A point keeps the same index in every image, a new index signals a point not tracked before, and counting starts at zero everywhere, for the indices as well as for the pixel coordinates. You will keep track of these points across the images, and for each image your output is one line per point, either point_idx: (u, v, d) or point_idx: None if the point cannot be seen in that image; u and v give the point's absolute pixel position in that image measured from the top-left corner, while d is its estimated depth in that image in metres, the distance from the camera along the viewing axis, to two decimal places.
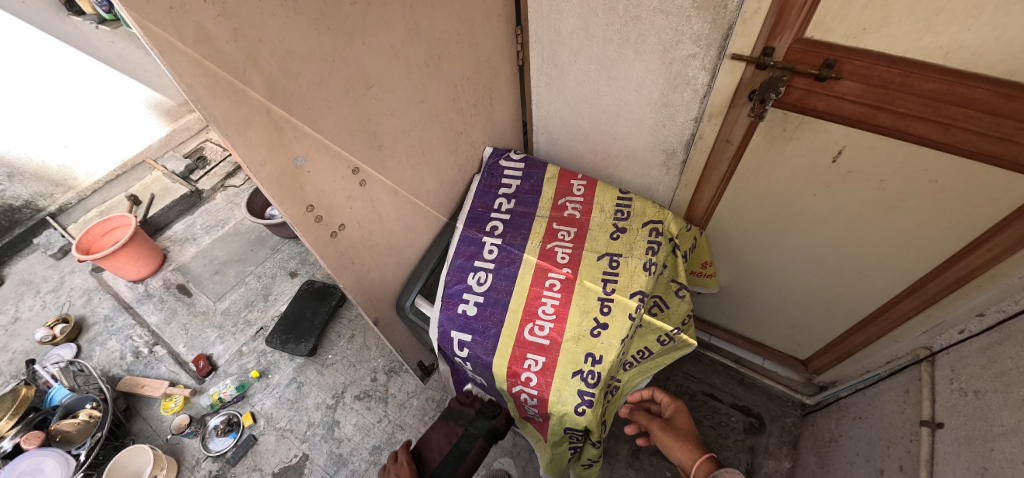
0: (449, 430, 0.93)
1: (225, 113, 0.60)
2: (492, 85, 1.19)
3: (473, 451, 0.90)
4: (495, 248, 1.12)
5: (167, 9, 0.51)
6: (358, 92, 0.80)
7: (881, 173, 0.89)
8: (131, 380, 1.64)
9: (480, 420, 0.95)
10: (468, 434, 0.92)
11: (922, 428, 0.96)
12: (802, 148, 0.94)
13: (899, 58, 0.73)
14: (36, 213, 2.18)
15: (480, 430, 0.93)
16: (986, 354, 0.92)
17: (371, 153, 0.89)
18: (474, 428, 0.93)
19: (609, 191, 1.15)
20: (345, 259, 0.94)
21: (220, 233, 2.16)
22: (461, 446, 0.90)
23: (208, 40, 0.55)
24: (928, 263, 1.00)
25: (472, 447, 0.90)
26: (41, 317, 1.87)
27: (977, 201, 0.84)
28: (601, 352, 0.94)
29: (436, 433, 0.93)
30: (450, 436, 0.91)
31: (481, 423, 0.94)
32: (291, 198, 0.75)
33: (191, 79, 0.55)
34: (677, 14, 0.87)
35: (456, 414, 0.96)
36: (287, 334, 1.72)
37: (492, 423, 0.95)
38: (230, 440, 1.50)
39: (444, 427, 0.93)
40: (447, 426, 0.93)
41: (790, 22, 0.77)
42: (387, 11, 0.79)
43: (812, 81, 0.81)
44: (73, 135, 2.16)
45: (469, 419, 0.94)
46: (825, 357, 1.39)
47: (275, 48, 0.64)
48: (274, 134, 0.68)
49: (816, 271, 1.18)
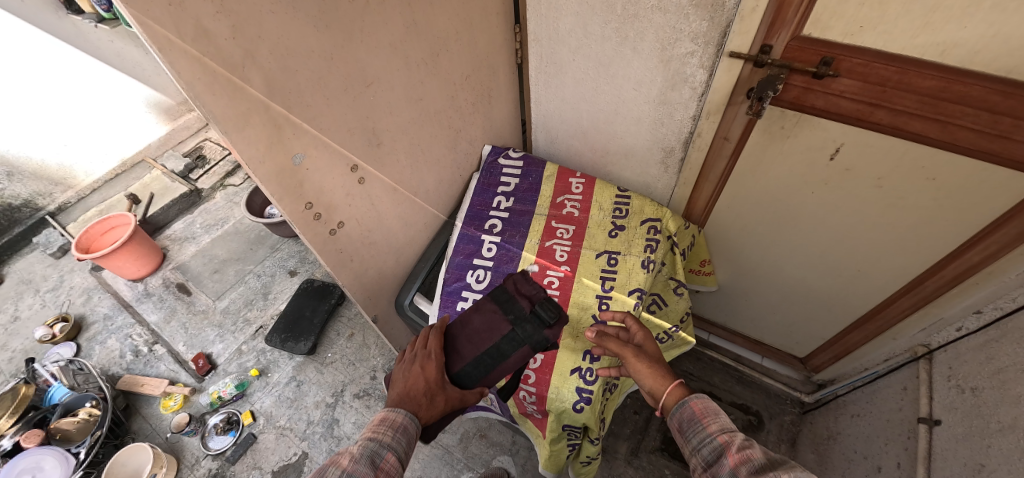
0: (496, 326, 0.84)
1: (223, 110, 0.60)
2: (491, 83, 1.20)
3: (514, 357, 0.83)
4: (493, 246, 1.12)
5: (165, 6, 0.51)
6: (357, 90, 0.80)
7: (879, 171, 0.89)
8: (131, 379, 1.65)
9: (532, 325, 0.83)
10: (513, 337, 0.83)
11: (920, 425, 0.97)
12: (800, 146, 0.94)
13: (895, 56, 0.74)
14: (36, 212, 2.18)
15: (525, 338, 0.83)
16: (983, 351, 0.92)
17: (369, 151, 0.89)
18: (522, 332, 0.83)
19: (608, 189, 1.16)
20: (344, 256, 0.94)
21: (220, 232, 2.16)
22: (501, 349, 0.83)
23: (207, 36, 0.55)
24: (925, 261, 1.00)
25: (514, 353, 0.83)
26: (41, 315, 1.87)
27: (975, 198, 0.84)
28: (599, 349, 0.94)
29: (479, 326, 0.85)
30: (495, 335, 0.83)
31: (529, 328, 0.83)
32: (290, 196, 0.76)
33: (190, 76, 0.55)
34: (674, 13, 0.88)
35: (510, 306, 0.86)
36: (286, 333, 1.72)
37: (541, 332, 0.82)
38: (229, 439, 1.50)
39: (490, 321, 0.85)
40: (494, 319, 0.85)
41: (787, 19, 0.77)
42: (385, 8, 0.79)
43: (809, 78, 0.82)
44: (72, 134, 2.16)
45: (520, 318, 0.84)
46: (824, 355, 1.40)
47: (274, 45, 0.64)
48: (272, 131, 0.68)
49: (814, 269, 1.18)
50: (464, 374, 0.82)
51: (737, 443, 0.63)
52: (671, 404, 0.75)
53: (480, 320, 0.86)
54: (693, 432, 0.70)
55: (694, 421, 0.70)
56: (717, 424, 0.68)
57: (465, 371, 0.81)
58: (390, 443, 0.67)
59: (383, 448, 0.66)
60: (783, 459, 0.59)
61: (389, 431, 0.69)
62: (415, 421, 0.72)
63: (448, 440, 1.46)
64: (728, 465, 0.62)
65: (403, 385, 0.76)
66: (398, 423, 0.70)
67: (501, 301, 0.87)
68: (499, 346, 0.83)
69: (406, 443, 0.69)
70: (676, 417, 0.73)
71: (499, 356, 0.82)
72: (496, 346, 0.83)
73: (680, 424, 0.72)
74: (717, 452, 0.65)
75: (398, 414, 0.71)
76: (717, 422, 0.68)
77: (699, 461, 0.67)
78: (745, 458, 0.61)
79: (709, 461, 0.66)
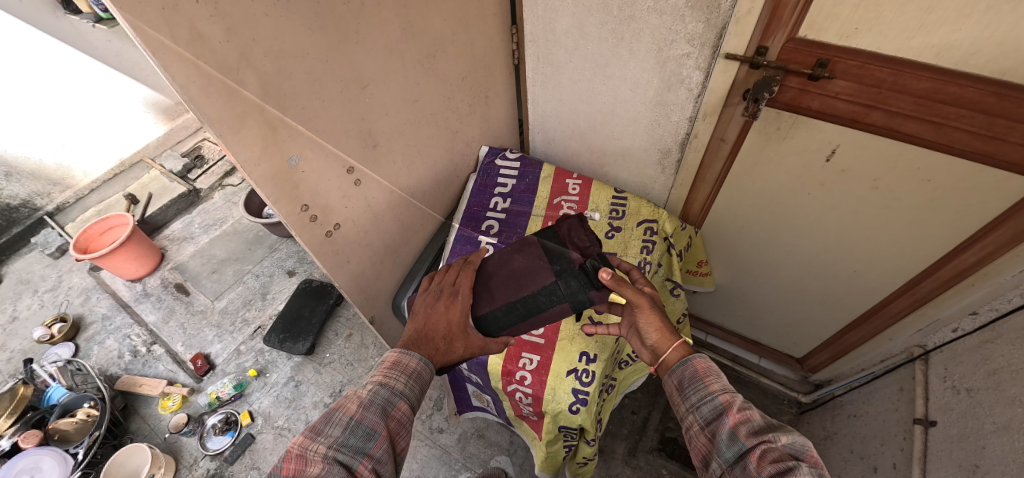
0: (537, 275, 0.80)
1: (218, 112, 0.60)
2: (488, 84, 1.20)
3: (550, 312, 0.79)
4: (490, 247, 1.11)
5: (159, 9, 0.51)
6: (352, 92, 0.80)
7: (875, 172, 0.90)
8: (129, 379, 1.65)
9: (576, 282, 0.78)
10: (553, 290, 0.79)
11: (915, 426, 0.97)
12: (796, 147, 0.94)
13: (891, 58, 0.73)
14: (34, 212, 2.18)
15: (567, 295, 0.78)
16: (979, 352, 0.93)
17: (365, 152, 0.89)
18: (565, 286, 0.78)
19: (605, 189, 1.15)
20: (341, 257, 0.94)
21: (218, 232, 2.16)
22: (537, 301, 0.79)
23: (202, 39, 0.55)
24: (922, 262, 1.00)
25: (551, 307, 0.79)
26: (39, 316, 1.87)
27: (971, 199, 0.84)
28: (595, 350, 0.93)
29: (518, 274, 0.81)
30: (535, 286, 0.79)
31: (573, 285, 0.78)
32: (285, 198, 0.76)
33: (185, 79, 0.55)
34: (670, 14, 0.88)
35: (558, 257, 0.81)
36: (284, 333, 1.72)
37: (583, 291, 0.78)
38: (228, 439, 1.51)
39: (532, 270, 0.80)
40: (538, 269, 0.80)
41: (783, 21, 0.77)
42: (380, 10, 0.79)
43: (805, 80, 0.81)
44: (71, 134, 2.16)
45: (565, 272, 0.78)
46: (821, 355, 1.40)
47: (269, 47, 0.64)
48: (268, 133, 0.68)
49: (810, 270, 1.19)
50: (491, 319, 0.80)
51: (738, 404, 0.65)
52: (674, 361, 0.75)
53: (521, 267, 0.82)
54: (694, 390, 0.70)
55: (696, 380, 0.70)
56: (719, 384, 0.69)
57: (492, 316, 0.79)
58: (403, 391, 0.69)
59: (395, 396, 0.68)
60: (780, 424, 0.61)
61: (401, 377, 0.69)
62: (429, 367, 0.73)
63: (446, 440, 1.46)
64: (729, 425, 0.63)
65: (425, 321, 0.77)
66: (411, 371, 0.71)
67: (550, 248, 0.83)
68: (535, 298, 0.79)
69: (418, 391, 0.71)
70: (677, 373, 0.73)
71: (533, 309, 0.79)
72: (530, 298, 0.79)
73: (680, 380, 0.73)
74: (717, 411, 0.66)
75: (412, 360, 0.71)
76: (719, 383, 0.69)
77: (696, 417, 0.68)
78: (746, 418, 0.62)
79: (708, 419, 0.66)
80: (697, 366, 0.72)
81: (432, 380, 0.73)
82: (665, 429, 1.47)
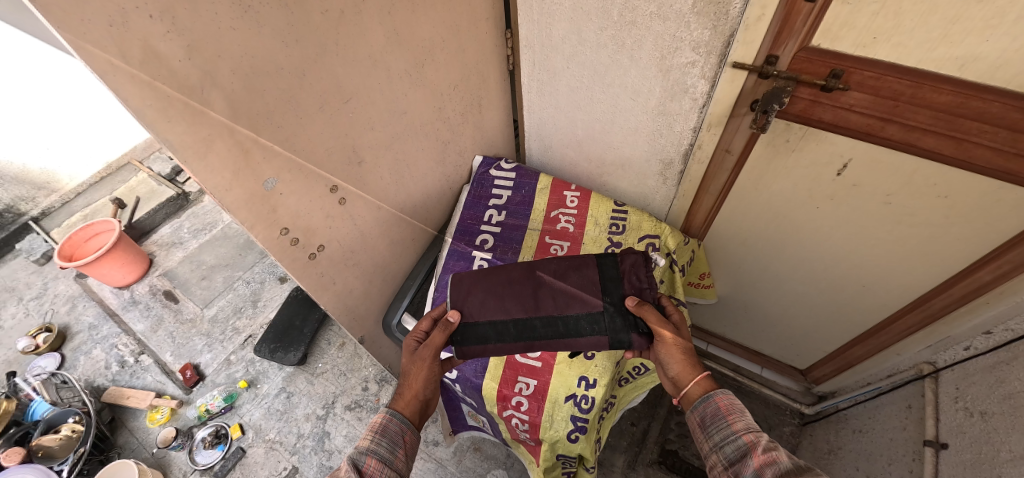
0: (586, 301, 0.80)
1: (181, 137, 0.57)
2: (481, 91, 1.14)
3: (586, 337, 0.79)
4: (484, 263, 1.07)
5: (106, 26, 0.46)
6: (334, 107, 0.75)
7: (888, 187, 0.85)
8: (115, 391, 1.60)
9: (621, 319, 0.79)
10: (596, 319, 0.79)
11: (925, 448, 0.93)
12: (805, 161, 0.90)
13: (910, 69, 0.68)
14: (19, 217, 2.13)
15: (607, 329, 0.79)
16: (993, 373, 0.88)
17: (350, 170, 0.85)
18: (608, 321, 0.79)
19: (604, 202, 1.10)
20: (325, 278, 0.90)
21: (207, 237, 2.10)
22: (579, 325, 0.79)
23: (158, 58, 0.51)
24: (932, 279, 0.96)
25: (590, 333, 0.79)
26: (25, 325, 1.83)
27: (988, 216, 0.80)
28: (595, 375, 0.89)
29: (569, 296, 0.81)
30: (582, 311, 0.80)
31: (617, 323, 0.79)
32: (262, 222, 0.72)
33: (141, 102, 0.51)
34: (675, 20, 0.82)
35: (614, 289, 0.81)
36: (275, 343, 1.66)
37: (622, 332, 0.79)
38: (217, 453, 1.47)
39: (584, 294, 0.81)
40: (590, 295, 0.81)
41: (795, 29, 0.72)
42: (362, 19, 0.74)
43: (817, 91, 0.77)
44: (56, 136, 2.08)
45: (613, 307, 0.80)
46: (825, 367, 1.36)
47: (237, 64, 0.59)
48: (239, 155, 0.64)
49: (817, 284, 1.14)
50: (483, 334, 0.81)
51: (764, 446, 0.63)
52: (696, 396, 0.75)
53: (574, 288, 0.82)
54: (717, 428, 0.70)
55: (719, 418, 0.70)
56: (743, 423, 0.68)
57: (531, 324, 0.80)
58: (375, 446, 0.71)
59: (362, 453, 0.69)
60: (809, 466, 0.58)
61: (373, 435, 0.72)
62: (395, 417, 0.75)
63: (441, 453, 1.43)
64: (753, 467, 0.62)
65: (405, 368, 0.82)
66: (373, 430, 0.73)
67: (609, 278, 0.82)
68: (577, 321, 0.79)
69: (388, 444, 0.72)
70: (699, 411, 0.73)
71: (570, 332, 0.79)
72: (573, 319, 0.80)
73: (702, 418, 0.73)
74: (740, 452, 0.65)
75: (381, 414, 0.75)
76: (743, 421, 0.68)
77: (718, 457, 0.68)
78: (773, 460, 0.60)
79: (732, 459, 0.66)
80: (721, 406, 0.71)
81: (403, 428, 0.75)
82: (665, 441, 1.44)
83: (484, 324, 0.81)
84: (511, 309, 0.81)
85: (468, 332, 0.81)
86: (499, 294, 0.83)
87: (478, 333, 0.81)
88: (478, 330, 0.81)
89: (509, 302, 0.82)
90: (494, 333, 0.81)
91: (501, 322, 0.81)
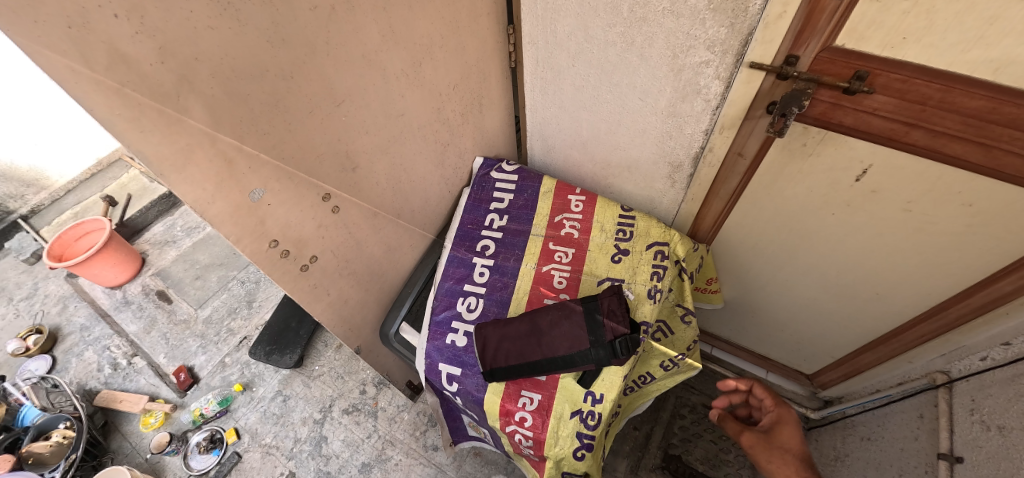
0: (574, 337, 0.85)
1: (156, 148, 0.54)
2: (481, 90, 1.10)
3: (580, 369, 0.84)
4: (485, 270, 1.04)
5: (65, 28, 0.43)
6: (324, 111, 0.71)
7: (908, 195, 0.81)
8: (108, 394, 1.57)
9: (605, 351, 0.82)
10: (584, 354, 0.83)
11: (939, 462, 0.88)
12: (821, 166, 0.86)
13: (941, 71, 0.64)
14: (7, 215, 2.07)
15: (595, 359, 0.83)
16: (1011, 386, 0.83)
17: (344, 176, 0.81)
18: (594, 353, 0.83)
19: (610, 207, 1.06)
20: (318, 288, 0.87)
21: (202, 235, 2.06)
22: (571, 360, 0.84)
23: (126, 62, 0.48)
24: (949, 286, 0.93)
25: (581, 364, 0.84)
26: (15, 327, 1.79)
27: (1014, 224, 0.76)
28: (603, 390, 0.86)
29: (561, 332, 0.86)
30: (572, 345, 0.84)
31: (602, 354, 0.82)
32: (249, 235, 0.69)
33: (108, 110, 0.48)
34: (688, 17, 0.77)
35: (596, 325, 0.84)
36: (271, 345, 1.62)
37: (611, 360, 0.82)
38: (212, 458, 1.44)
39: (574, 331, 0.85)
40: (578, 331, 0.85)
41: (818, 28, 0.68)
42: (355, 16, 0.69)
43: (839, 93, 0.72)
44: (45, 132, 1.99)
45: (598, 343, 0.83)
46: (832, 373, 1.33)
47: (217, 65, 0.55)
48: (220, 166, 0.61)
49: (827, 290, 1.11)
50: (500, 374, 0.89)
51: None
52: None
53: (568, 326, 0.86)
54: None
55: None
56: None
57: (534, 363, 0.86)
58: None
59: None
60: None
61: None
62: None
63: (440, 458, 1.41)
64: None
65: None
66: None
67: (591, 319, 0.85)
68: (569, 356, 0.84)
69: None
70: None
71: (568, 363, 0.84)
72: (565, 356, 0.84)
73: None
74: None
75: None
76: None
77: None
78: None
79: None
80: None
81: None
82: (667, 446, 1.41)
83: (503, 364, 0.88)
84: (522, 347, 0.88)
85: (491, 372, 0.89)
86: (510, 335, 0.89)
87: (500, 372, 0.88)
88: (496, 368, 0.88)
89: (520, 342, 0.88)
90: (512, 369, 0.87)
91: (514, 361, 0.87)
